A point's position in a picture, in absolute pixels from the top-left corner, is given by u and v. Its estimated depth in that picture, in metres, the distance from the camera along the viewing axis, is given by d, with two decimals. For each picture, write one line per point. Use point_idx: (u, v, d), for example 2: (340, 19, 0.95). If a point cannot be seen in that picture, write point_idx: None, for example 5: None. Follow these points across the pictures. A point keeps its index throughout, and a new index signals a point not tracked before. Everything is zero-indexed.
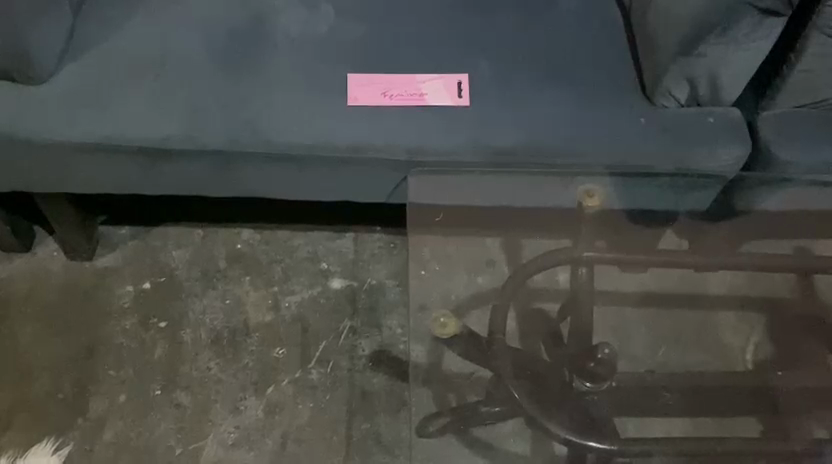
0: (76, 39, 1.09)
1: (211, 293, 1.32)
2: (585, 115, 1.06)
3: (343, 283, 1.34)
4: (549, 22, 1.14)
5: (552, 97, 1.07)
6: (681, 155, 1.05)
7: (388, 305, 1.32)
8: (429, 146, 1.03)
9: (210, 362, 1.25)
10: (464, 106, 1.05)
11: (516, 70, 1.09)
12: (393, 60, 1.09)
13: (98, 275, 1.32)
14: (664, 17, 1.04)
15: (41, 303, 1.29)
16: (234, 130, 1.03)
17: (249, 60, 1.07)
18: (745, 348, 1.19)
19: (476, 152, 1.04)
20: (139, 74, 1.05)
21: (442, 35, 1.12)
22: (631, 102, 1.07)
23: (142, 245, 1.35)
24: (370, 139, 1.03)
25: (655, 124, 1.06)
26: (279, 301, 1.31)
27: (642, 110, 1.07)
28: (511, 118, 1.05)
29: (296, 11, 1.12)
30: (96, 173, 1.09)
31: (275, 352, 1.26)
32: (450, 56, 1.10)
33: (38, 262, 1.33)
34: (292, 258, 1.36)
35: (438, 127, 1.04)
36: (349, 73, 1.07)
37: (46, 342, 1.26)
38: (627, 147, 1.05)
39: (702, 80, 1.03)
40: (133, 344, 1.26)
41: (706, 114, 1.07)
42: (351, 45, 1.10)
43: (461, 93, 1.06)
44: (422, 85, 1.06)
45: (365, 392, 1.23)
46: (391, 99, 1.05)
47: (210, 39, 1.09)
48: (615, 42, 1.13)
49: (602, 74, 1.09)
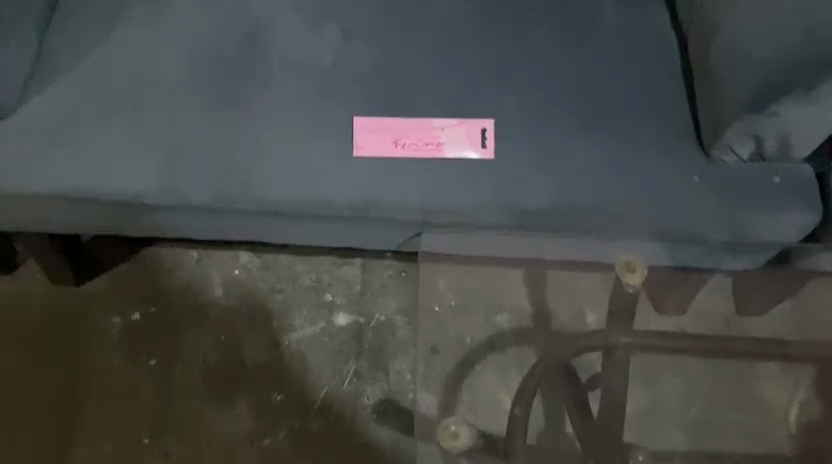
0: (45, 61, 0.95)
1: (204, 326, 1.21)
2: (632, 168, 0.90)
3: (348, 318, 1.23)
4: (593, 45, 0.96)
5: (592, 148, 0.91)
6: (738, 222, 0.90)
7: (397, 345, 1.21)
8: (446, 204, 0.89)
9: (203, 407, 1.16)
10: (486, 158, 0.90)
11: (551, 107, 0.93)
12: (407, 95, 0.93)
13: (84, 301, 1.22)
14: (736, 56, 0.87)
15: (24, 332, 1.20)
16: (221, 184, 0.90)
17: (240, 92, 0.92)
18: (789, 407, 1.08)
19: (500, 213, 0.90)
20: (114, 110, 0.91)
21: (465, 57, 0.95)
22: (685, 152, 0.91)
23: (132, 269, 1.24)
24: (378, 199, 0.89)
25: (711, 184, 0.90)
26: (279, 339, 1.21)
27: (697, 166, 0.91)
28: (544, 175, 0.90)
29: (297, 27, 0.96)
30: (72, 218, 0.97)
31: (273, 399, 1.17)
32: (476, 86, 0.93)
33: (20, 284, 1.23)
34: (293, 286, 1.24)
35: (457, 184, 0.89)
36: (354, 115, 0.91)
37: (28, 377, 1.17)
38: (676, 211, 0.90)
39: (770, 138, 0.88)
40: (120, 383, 1.17)
41: (770, 172, 0.91)
42: (359, 73, 0.94)
43: (485, 142, 0.90)
44: (441, 131, 0.91)
45: (370, 447, 1.14)
46: (402, 150, 0.90)
47: (195, 64, 0.94)
48: (670, 71, 0.96)
49: (653, 115, 0.93)
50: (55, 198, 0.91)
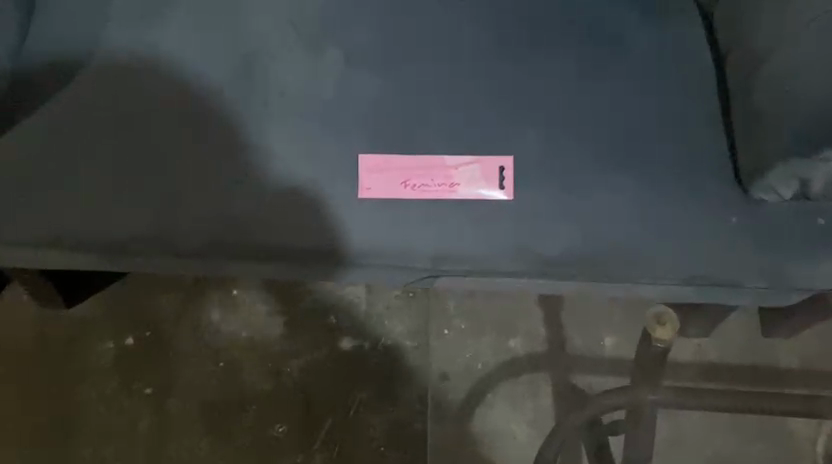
0: (29, 96, 0.89)
1: (201, 353, 1.15)
2: (663, 214, 0.84)
3: (353, 343, 1.16)
4: (616, 74, 0.90)
5: (617, 189, 0.84)
6: (778, 269, 0.83)
7: (403, 372, 1.15)
8: (461, 252, 0.83)
9: (201, 439, 1.11)
10: (505, 200, 0.84)
11: (573, 143, 0.86)
12: (416, 130, 0.87)
13: (75, 327, 1.15)
14: (772, 93, 0.81)
15: (13, 360, 1.14)
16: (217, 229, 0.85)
17: (242, 132, 0.87)
18: (815, 438, 1.06)
19: (520, 260, 0.83)
20: (107, 154, 0.86)
21: (479, 88, 0.89)
22: (722, 194, 0.85)
23: (124, 291, 1.17)
24: (386, 248, 0.83)
25: (751, 230, 0.83)
26: (280, 365, 1.14)
27: (732, 206, 0.84)
28: (566, 220, 0.83)
29: (301, 58, 0.91)
30: (52, 264, 0.89)
31: (275, 430, 1.11)
32: (492, 122, 0.87)
33: (7, 310, 1.16)
34: (295, 309, 1.17)
35: (473, 231, 0.83)
36: (360, 153, 0.86)
37: (18, 408, 1.12)
38: (709, 258, 0.83)
39: (819, 180, 0.80)
40: (114, 414, 1.11)
41: (814, 213, 0.83)
42: (363, 106, 0.88)
43: (505, 183, 0.84)
44: (456, 171, 0.85)
45: None
46: (412, 192, 0.84)
47: (194, 103, 0.89)
48: (701, 99, 0.89)
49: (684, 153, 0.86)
50: (42, 246, 0.85)
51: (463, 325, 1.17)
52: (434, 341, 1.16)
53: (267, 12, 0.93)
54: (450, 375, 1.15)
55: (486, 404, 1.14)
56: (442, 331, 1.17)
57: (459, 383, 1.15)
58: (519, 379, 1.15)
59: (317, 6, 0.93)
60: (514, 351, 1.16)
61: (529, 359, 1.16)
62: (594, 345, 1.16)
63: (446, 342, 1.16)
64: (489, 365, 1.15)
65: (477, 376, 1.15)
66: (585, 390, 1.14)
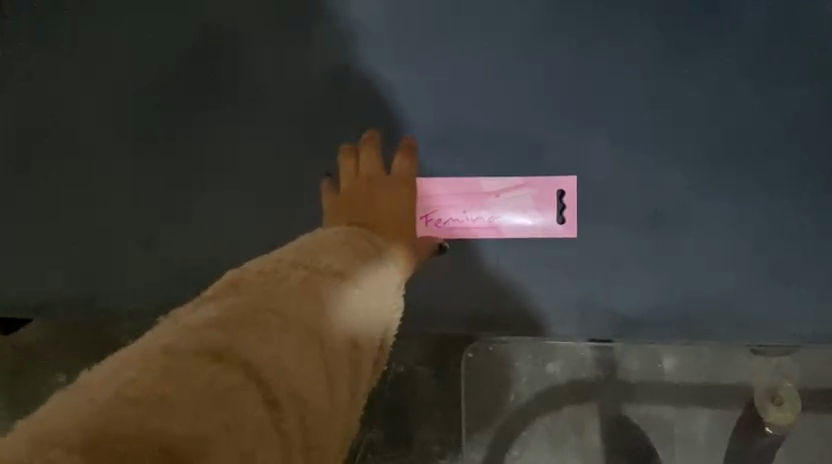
0: (106, 102, 0.98)
1: None
2: (664, 226, 0.93)
3: None
4: (621, 73, 0.93)
5: (662, 195, 0.93)
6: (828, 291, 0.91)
7: (421, 408, 0.95)
8: (524, 286, 0.93)
9: None
10: (559, 231, 0.93)
11: (628, 152, 0.93)
12: (477, 155, 0.94)
13: (28, 351, 0.98)
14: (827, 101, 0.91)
15: None
16: None
17: (286, 148, 0.96)
18: None
19: (582, 296, 0.93)
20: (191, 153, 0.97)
21: (542, 97, 0.94)
22: (731, 208, 0.92)
23: (82, 315, 0.97)
24: (458, 283, 0.94)
25: (782, 246, 0.92)
26: None
27: (779, 228, 0.92)
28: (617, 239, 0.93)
29: (321, 66, 0.96)
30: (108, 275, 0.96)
31: None
32: (503, 126, 0.94)
33: None
34: None
35: (536, 264, 0.93)
36: None
37: None
38: (742, 270, 0.92)
39: None
40: None
41: None
42: (434, 120, 0.95)
43: (568, 218, 0.93)
44: (488, 200, 0.94)
45: None
46: (448, 226, 0.94)
47: (223, 120, 0.97)
48: (776, 116, 0.92)
49: (679, 156, 0.92)
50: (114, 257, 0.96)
51: (492, 347, 0.94)
52: (461, 362, 0.95)
53: (338, 27, 0.96)
54: (477, 407, 0.95)
55: (522, 445, 0.95)
56: (465, 354, 0.95)
57: (487, 419, 0.95)
58: (560, 411, 0.95)
59: (405, 16, 0.96)
60: (554, 377, 0.95)
61: (572, 384, 0.95)
62: (650, 369, 0.94)
63: (471, 370, 0.95)
64: (522, 396, 0.95)
65: (510, 410, 0.95)
66: (640, 425, 0.94)
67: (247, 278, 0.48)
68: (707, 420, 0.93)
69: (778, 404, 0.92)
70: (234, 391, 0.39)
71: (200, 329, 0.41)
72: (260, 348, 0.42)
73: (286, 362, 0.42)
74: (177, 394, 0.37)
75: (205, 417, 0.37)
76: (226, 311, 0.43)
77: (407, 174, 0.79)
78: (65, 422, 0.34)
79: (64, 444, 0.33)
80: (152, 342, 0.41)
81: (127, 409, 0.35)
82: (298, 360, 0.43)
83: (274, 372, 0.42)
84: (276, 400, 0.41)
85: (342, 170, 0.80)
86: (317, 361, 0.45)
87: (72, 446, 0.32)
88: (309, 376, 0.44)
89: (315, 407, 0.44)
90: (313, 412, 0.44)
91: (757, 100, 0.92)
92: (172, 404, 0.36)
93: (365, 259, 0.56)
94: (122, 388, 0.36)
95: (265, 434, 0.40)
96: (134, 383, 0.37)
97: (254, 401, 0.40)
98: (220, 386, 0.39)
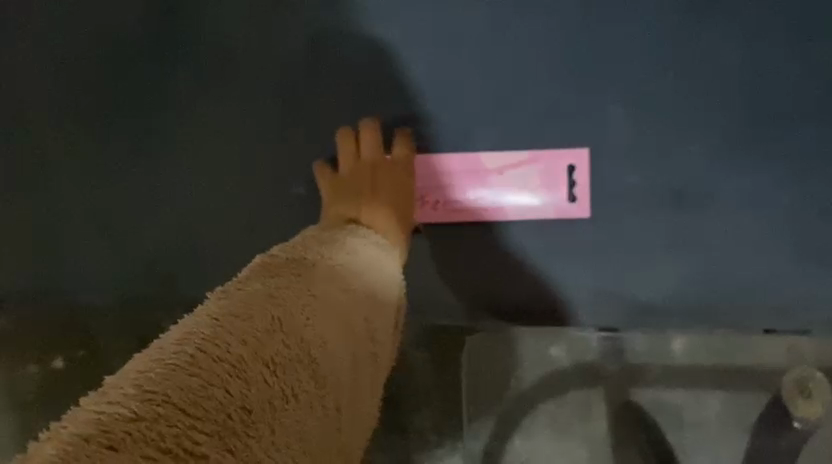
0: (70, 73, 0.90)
1: None
2: (673, 200, 0.87)
3: None
4: (633, 33, 0.86)
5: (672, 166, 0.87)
6: None
7: (417, 396, 0.90)
8: (529, 264, 0.89)
9: None
10: (568, 207, 0.88)
11: (636, 120, 0.87)
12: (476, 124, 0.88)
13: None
14: None
15: None
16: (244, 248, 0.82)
17: (268, 117, 0.89)
18: None
19: (588, 274, 0.89)
20: (165, 126, 0.90)
21: (543, 60, 0.87)
22: (745, 179, 0.86)
23: (56, 304, 0.92)
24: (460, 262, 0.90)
25: (800, 218, 0.86)
26: None
27: (797, 200, 0.86)
28: (623, 214, 0.88)
29: (303, 28, 0.89)
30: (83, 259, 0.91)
31: None
32: (502, 93, 0.87)
33: None
34: None
35: (541, 241, 0.89)
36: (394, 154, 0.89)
37: None
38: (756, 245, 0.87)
39: None
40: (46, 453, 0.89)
41: None
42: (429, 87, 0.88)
43: (578, 197, 0.88)
44: (489, 179, 0.88)
45: None
46: (448, 206, 0.89)
47: (198, 90, 0.90)
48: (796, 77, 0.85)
49: (693, 124, 0.86)
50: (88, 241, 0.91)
51: (490, 330, 0.90)
52: (461, 346, 0.90)
53: None
54: (477, 393, 0.90)
55: (525, 434, 0.90)
56: (462, 337, 0.90)
57: (488, 406, 0.90)
58: (565, 398, 0.90)
59: None
60: (557, 361, 0.90)
61: (577, 369, 0.90)
62: (659, 351, 0.89)
63: (470, 354, 0.90)
64: (524, 381, 0.90)
65: (511, 396, 0.90)
66: (649, 411, 0.89)
67: (282, 259, 0.53)
68: (720, 404, 0.88)
69: None
70: (291, 365, 0.44)
71: (256, 310, 0.46)
72: (314, 328, 0.48)
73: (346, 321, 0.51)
74: (256, 348, 0.43)
75: (275, 375, 0.43)
76: (284, 274, 0.51)
77: (407, 164, 0.84)
78: (164, 375, 0.39)
79: (167, 395, 0.37)
80: (237, 284, 0.49)
81: (214, 367, 0.40)
82: (340, 342, 0.50)
83: (319, 350, 0.47)
84: (321, 377, 0.46)
85: (340, 154, 0.85)
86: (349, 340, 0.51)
87: (186, 386, 0.38)
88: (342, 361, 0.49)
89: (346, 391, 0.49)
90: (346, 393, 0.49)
91: (779, 62, 0.85)
92: (247, 368, 0.42)
93: (372, 259, 0.61)
94: (207, 346, 0.41)
95: (313, 404, 0.45)
96: (221, 337, 0.42)
97: (305, 372, 0.45)
98: (281, 360, 0.44)
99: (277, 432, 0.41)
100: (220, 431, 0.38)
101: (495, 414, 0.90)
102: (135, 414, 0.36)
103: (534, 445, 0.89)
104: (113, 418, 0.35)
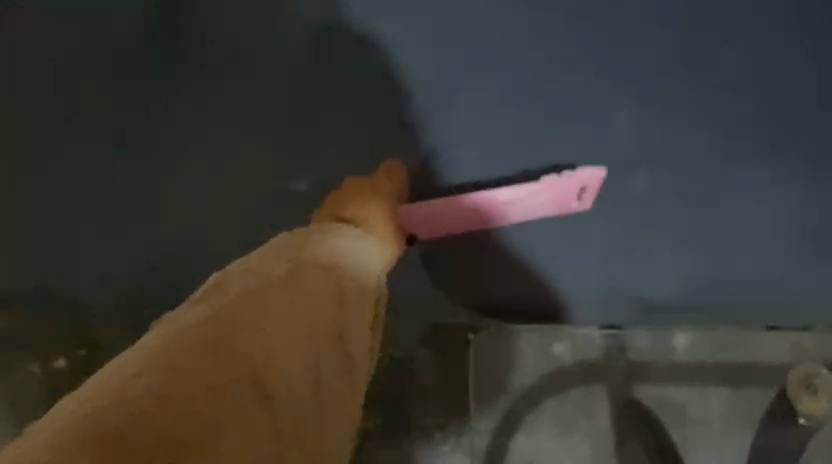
0: None
1: None
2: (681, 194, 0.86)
3: None
4: None
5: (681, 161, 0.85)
6: None
7: (419, 394, 0.90)
8: (540, 262, 0.87)
9: None
10: (583, 209, 0.84)
11: None
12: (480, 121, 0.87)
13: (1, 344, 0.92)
14: None
15: None
16: None
17: None
18: None
19: (600, 269, 0.87)
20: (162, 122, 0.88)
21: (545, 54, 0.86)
22: None
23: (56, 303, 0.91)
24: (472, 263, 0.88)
25: None
26: None
27: None
28: None
29: None
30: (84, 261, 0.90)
31: None
32: None
33: None
34: None
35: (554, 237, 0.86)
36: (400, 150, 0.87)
37: None
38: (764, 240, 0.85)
39: None
40: None
41: None
42: None
43: (587, 186, 0.83)
44: (490, 201, 0.83)
45: None
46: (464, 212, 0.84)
47: None
48: None
49: (731, 131, 0.79)
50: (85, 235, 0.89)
51: (494, 328, 0.90)
52: (463, 344, 0.90)
53: None
54: (480, 391, 0.90)
55: (527, 431, 0.89)
56: (465, 336, 0.90)
57: (490, 402, 0.90)
58: (567, 394, 0.90)
59: None
60: (560, 359, 0.90)
61: (579, 366, 0.90)
62: (661, 347, 0.90)
63: (473, 352, 0.90)
64: (526, 379, 0.90)
65: (514, 393, 0.90)
66: (651, 408, 0.89)
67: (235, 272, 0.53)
68: (722, 399, 0.89)
69: (813, 394, 0.66)
70: (231, 379, 0.43)
71: (196, 328, 0.45)
72: (261, 339, 0.46)
73: (328, 315, 0.52)
74: (193, 366, 0.43)
75: (214, 392, 0.42)
76: (234, 285, 0.50)
77: (396, 170, 0.81)
78: (94, 403, 0.39)
79: (95, 421, 0.38)
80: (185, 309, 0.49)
81: (146, 390, 0.40)
82: (295, 349, 0.48)
83: (267, 361, 0.45)
84: (268, 390, 0.44)
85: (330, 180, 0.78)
86: (326, 340, 0.51)
87: (112, 411, 0.39)
88: (312, 362, 0.49)
89: (308, 399, 0.47)
90: (307, 404, 0.47)
91: None
92: (181, 387, 0.41)
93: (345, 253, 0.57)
94: (142, 369, 0.42)
95: (261, 418, 0.43)
96: (157, 360, 0.43)
97: (248, 386, 0.44)
98: (221, 374, 0.43)
99: (215, 449, 0.40)
100: (147, 454, 0.37)
101: (499, 413, 0.90)
102: (56, 444, 0.36)
103: (538, 442, 0.89)
104: (36, 449, 0.36)
